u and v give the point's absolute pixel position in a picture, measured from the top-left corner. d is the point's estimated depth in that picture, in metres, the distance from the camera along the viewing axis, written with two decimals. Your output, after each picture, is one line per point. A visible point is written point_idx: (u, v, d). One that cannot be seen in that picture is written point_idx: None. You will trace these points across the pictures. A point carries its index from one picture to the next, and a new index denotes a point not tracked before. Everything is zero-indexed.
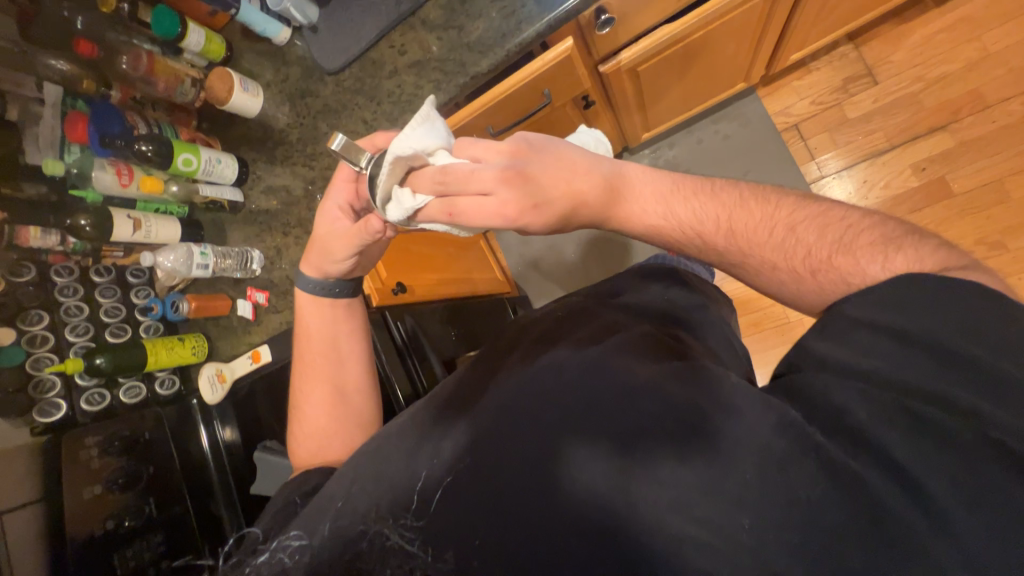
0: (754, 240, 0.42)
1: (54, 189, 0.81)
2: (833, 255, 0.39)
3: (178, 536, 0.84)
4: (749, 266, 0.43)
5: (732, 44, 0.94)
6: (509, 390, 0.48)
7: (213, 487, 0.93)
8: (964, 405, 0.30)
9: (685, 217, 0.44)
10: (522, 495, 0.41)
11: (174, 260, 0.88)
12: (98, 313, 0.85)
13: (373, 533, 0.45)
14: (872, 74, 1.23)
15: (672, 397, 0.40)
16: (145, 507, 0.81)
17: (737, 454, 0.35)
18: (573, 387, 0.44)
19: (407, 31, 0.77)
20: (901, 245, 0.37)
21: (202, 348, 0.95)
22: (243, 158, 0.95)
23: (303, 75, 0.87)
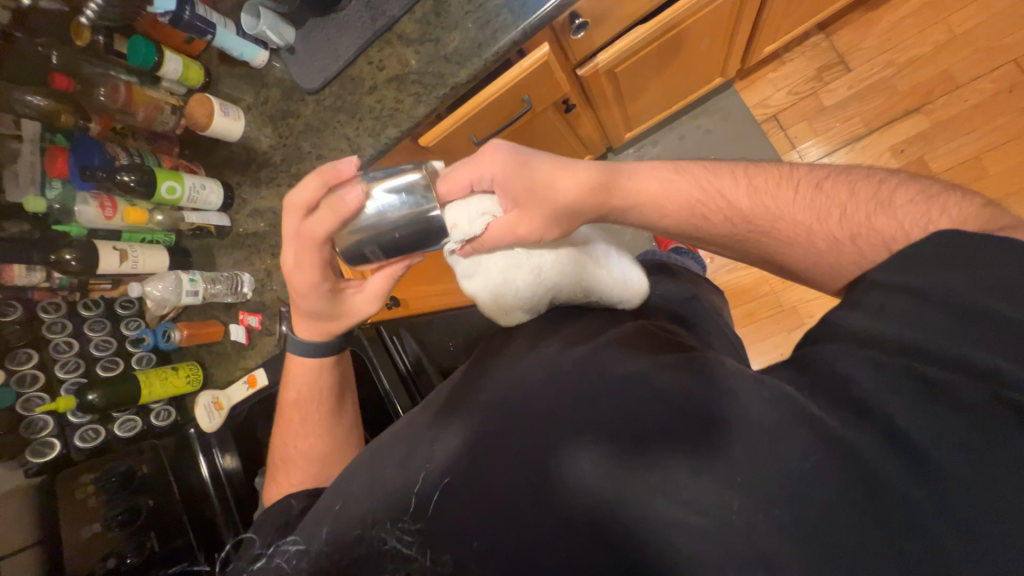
0: (781, 198, 0.44)
1: (38, 225, 0.81)
2: (872, 215, 0.39)
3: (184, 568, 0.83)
4: (780, 227, 0.44)
5: (706, 41, 0.96)
6: (505, 386, 0.48)
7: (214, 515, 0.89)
8: (981, 365, 0.30)
9: (695, 185, 0.49)
10: (514, 493, 0.41)
11: (162, 288, 0.87)
12: (87, 347, 0.84)
13: (371, 536, 0.45)
14: (844, 61, 1.26)
15: (662, 382, 0.40)
16: (147, 542, 0.79)
17: (730, 434, 0.36)
18: (568, 379, 0.44)
19: (384, 47, 0.77)
20: (925, 206, 0.37)
21: (196, 376, 0.94)
22: (227, 182, 0.94)
23: (284, 95, 0.86)
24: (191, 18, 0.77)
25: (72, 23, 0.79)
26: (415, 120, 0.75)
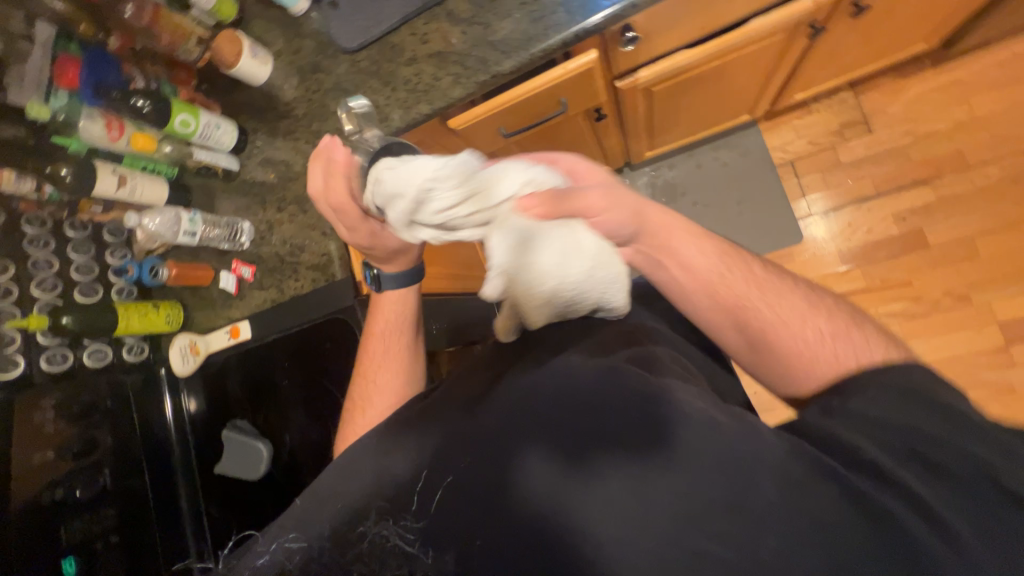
0: (788, 279, 0.52)
1: (33, 133, 0.75)
2: (858, 322, 0.47)
3: (134, 517, 0.83)
4: (791, 301, 0.49)
5: (744, 76, 0.97)
6: (518, 388, 0.47)
7: (172, 458, 0.92)
8: (977, 452, 0.34)
9: (723, 246, 0.55)
10: (508, 486, 0.41)
11: (159, 223, 0.82)
12: (68, 269, 0.82)
13: (374, 534, 0.42)
14: (866, 122, 1.29)
15: (635, 380, 0.45)
16: (99, 478, 0.79)
17: (752, 467, 0.37)
18: (558, 377, 0.47)
19: (432, 21, 0.75)
20: (892, 336, 0.46)
21: (176, 317, 0.92)
22: (243, 126, 0.90)
23: (317, 51, 0.84)
24: None
25: None
26: (450, 101, 0.73)
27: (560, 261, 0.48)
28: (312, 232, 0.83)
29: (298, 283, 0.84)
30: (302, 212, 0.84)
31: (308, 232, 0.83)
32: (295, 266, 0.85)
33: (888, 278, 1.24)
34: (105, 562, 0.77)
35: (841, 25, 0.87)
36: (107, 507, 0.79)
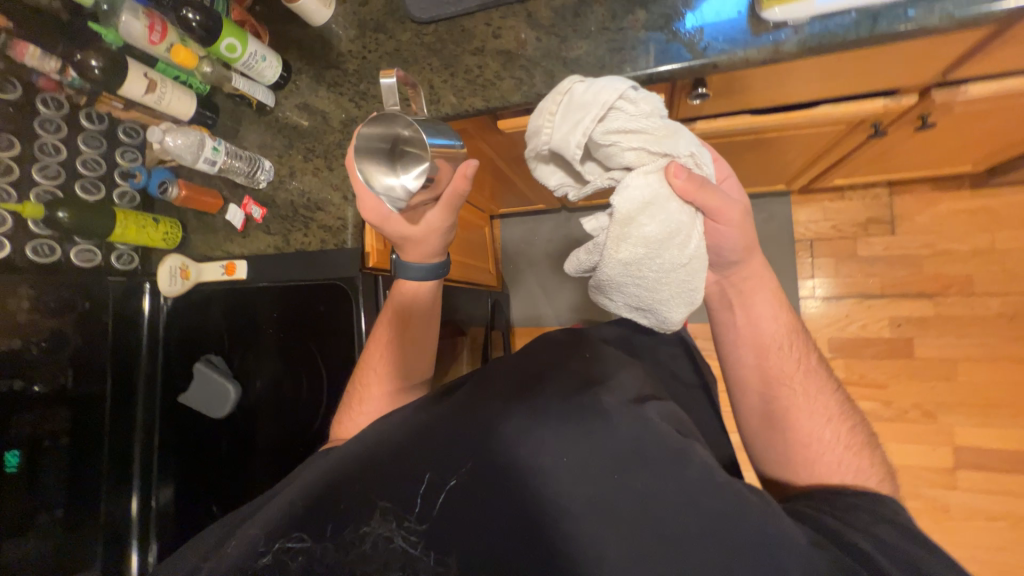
0: (827, 384, 0.67)
1: (67, 7, 0.73)
2: (856, 446, 0.62)
3: (87, 420, 0.83)
4: (818, 402, 0.65)
5: (795, 151, 0.96)
6: (542, 424, 0.54)
7: (137, 370, 0.91)
8: None
9: (797, 333, 0.69)
10: (507, 493, 0.52)
11: (181, 143, 0.79)
12: (75, 160, 0.81)
13: (377, 537, 0.49)
14: (892, 223, 1.29)
15: (621, 424, 0.54)
16: (61, 378, 0.79)
17: (730, 539, 0.47)
18: (556, 413, 0.55)
19: (509, 16, 0.71)
20: (875, 463, 0.62)
21: (174, 238, 0.88)
22: (289, 64, 0.86)
23: (384, 10, 0.80)
24: None
25: None
26: (505, 104, 0.71)
27: (676, 244, 0.59)
28: (333, 196, 0.80)
29: (306, 240, 0.81)
30: (327, 171, 0.82)
31: (328, 191, 0.81)
32: (304, 218, 0.82)
33: (865, 376, 1.28)
34: (49, 459, 0.77)
35: (902, 133, 0.85)
36: (62, 406, 0.79)
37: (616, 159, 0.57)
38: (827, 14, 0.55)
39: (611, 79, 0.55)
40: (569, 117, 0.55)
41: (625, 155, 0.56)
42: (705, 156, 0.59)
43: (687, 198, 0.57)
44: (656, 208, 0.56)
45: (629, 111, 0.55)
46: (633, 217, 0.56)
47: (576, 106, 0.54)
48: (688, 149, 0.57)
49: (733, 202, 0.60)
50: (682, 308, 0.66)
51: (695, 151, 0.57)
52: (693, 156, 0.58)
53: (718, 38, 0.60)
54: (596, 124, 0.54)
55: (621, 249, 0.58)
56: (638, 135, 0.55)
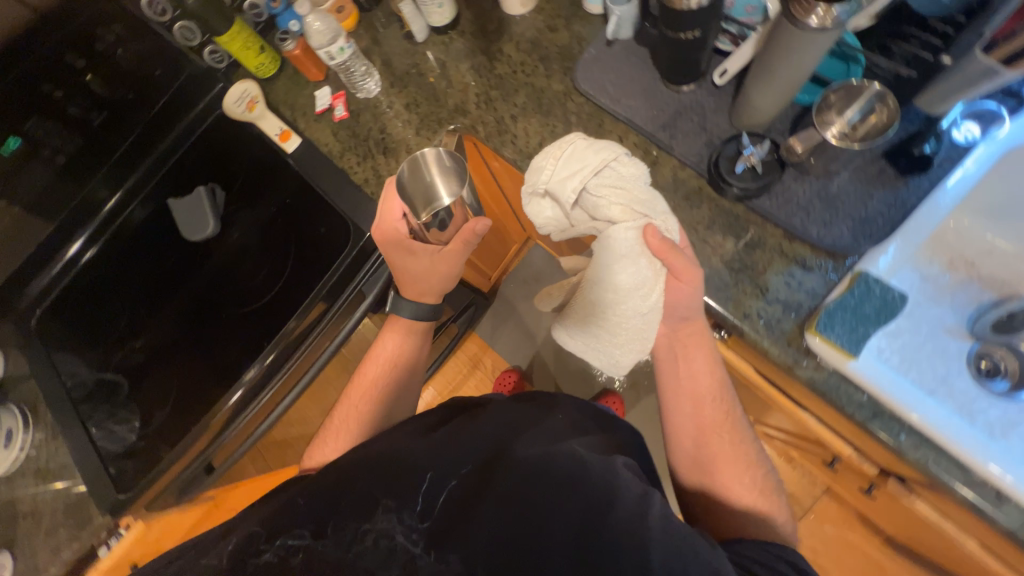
0: (752, 447, 0.60)
1: None
2: (774, 511, 0.56)
3: (89, 157, 0.91)
4: (745, 464, 0.58)
5: (771, 416, 0.99)
6: (517, 469, 0.49)
7: (156, 150, 0.95)
8: None
9: (727, 392, 0.62)
10: (509, 518, 0.45)
11: (319, 28, 0.81)
12: None
13: (377, 533, 0.46)
14: (801, 513, 1.34)
15: (589, 472, 0.48)
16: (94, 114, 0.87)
17: None
18: (532, 441, 0.52)
19: (639, 149, 0.72)
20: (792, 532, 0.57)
21: (265, 71, 0.91)
22: (459, 21, 0.86)
23: (562, 50, 0.80)
24: None
25: None
26: None
27: (639, 294, 0.61)
28: (402, 156, 0.83)
29: (355, 167, 0.84)
30: (414, 131, 0.84)
31: (403, 148, 0.83)
32: (369, 150, 0.85)
33: None
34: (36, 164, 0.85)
35: (851, 473, 0.89)
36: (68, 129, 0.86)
37: (601, 211, 0.60)
38: (849, 377, 0.57)
39: (609, 146, 0.63)
40: (571, 165, 0.62)
41: (610, 208, 0.60)
42: (675, 226, 0.63)
43: (659, 256, 0.59)
44: (628, 260, 0.59)
45: (618, 176, 0.61)
46: (608, 259, 0.61)
47: (577, 157, 0.62)
48: (657, 209, 0.61)
49: (695, 264, 0.62)
50: (638, 354, 0.66)
51: (665, 214, 0.61)
52: (665, 217, 0.61)
53: (763, 316, 0.62)
54: (591, 174, 0.60)
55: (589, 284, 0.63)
56: (625, 193, 0.60)
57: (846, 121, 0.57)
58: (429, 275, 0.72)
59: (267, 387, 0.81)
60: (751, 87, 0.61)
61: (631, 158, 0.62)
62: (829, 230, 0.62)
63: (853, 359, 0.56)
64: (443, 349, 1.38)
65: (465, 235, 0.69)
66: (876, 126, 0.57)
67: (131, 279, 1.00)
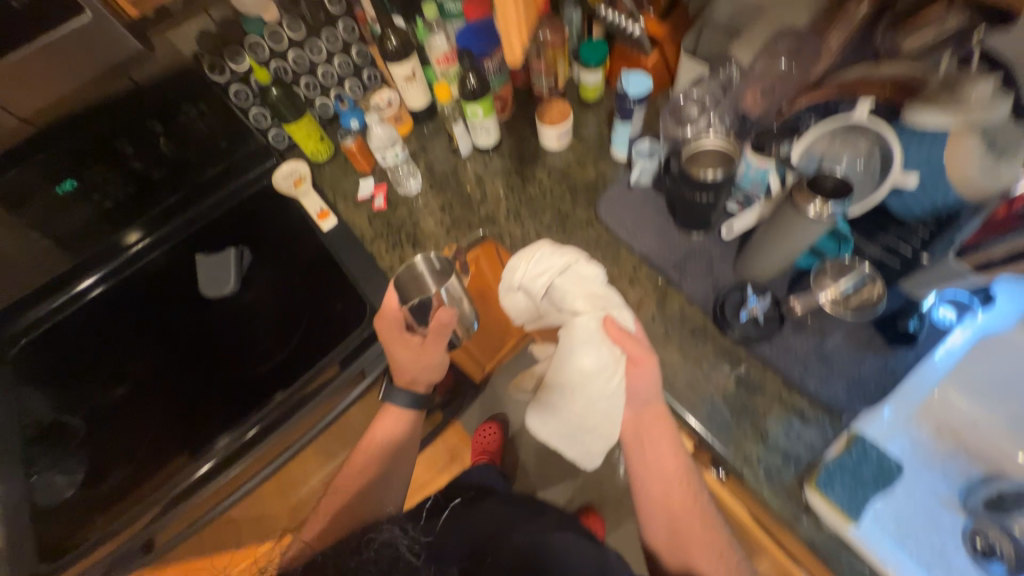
0: (720, 534, 0.62)
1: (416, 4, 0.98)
2: None
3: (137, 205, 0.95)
4: (719, 555, 0.61)
5: None
6: (521, 539, 0.61)
7: (197, 203, 0.99)
8: None
9: (690, 480, 0.64)
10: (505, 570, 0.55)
11: (380, 134, 0.90)
12: (320, 68, 0.97)
13: (382, 541, 0.52)
14: None
15: (566, 552, 0.58)
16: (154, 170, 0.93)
17: None
18: (523, 528, 0.64)
19: (651, 280, 0.78)
20: None
21: (320, 155, 1.01)
22: (501, 145, 0.99)
23: (589, 184, 0.91)
24: (624, 102, 0.80)
25: None
26: None
27: (602, 377, 0.61)
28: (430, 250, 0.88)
29: (384, 253, 0.90)
30: (445, 230, 0.91)
31: (431, 243, 0.90)
32: (400, 239, 0.91)
33: None
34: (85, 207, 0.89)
35: None
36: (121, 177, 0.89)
37: (566, 301, 0.64)
38: (851, 543, 0.56)
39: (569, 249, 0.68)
40: (540, 263, 0.66)
41: (575, 298, 0.63)
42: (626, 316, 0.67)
43: (618, 342, 0.62)
44: (592, 345, 0.61)
45: (579, 273, 0.66)
46: (571, 344, 0.63)
47: (544, 255, 0.66)
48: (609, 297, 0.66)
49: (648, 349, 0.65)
50: (606, 443, 0.64)
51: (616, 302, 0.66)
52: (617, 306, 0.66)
53: (763, 463, 0.63)
54: (557, 272, 0.65)
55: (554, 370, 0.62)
56: (586, 286, 0.65)
57: (836, 291, 0.66)
58: (421, 360, 0.73)
59: (236, 462, 0.76)
60: (754, 252, 0.69)
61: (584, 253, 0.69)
62: (825, 385, 0.65)
63: (853, 525, 0.56)
64: (422, 436, 1.33)
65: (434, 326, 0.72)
66: (863, 304, 0.65)
67: (126, 318, 0.97)
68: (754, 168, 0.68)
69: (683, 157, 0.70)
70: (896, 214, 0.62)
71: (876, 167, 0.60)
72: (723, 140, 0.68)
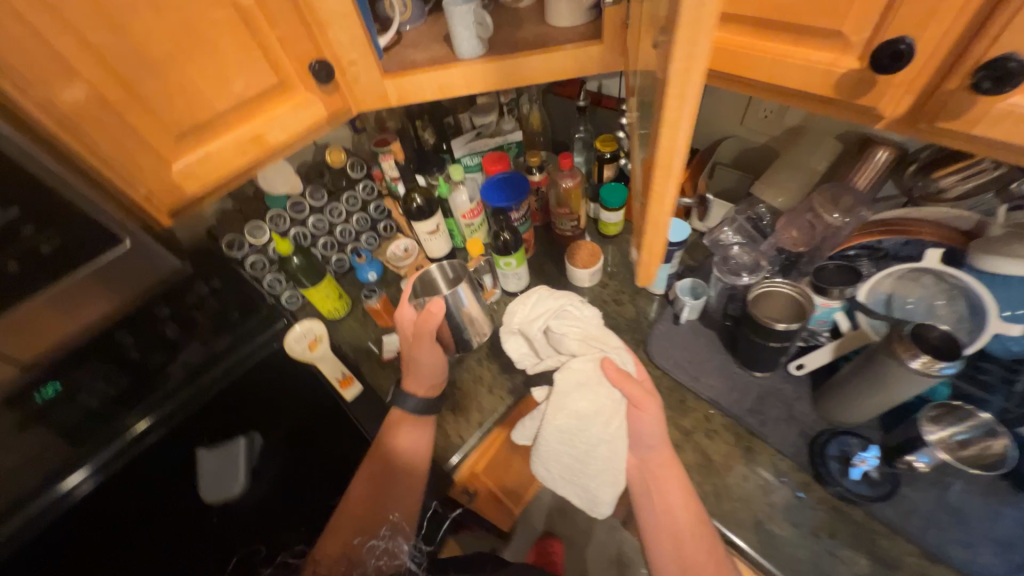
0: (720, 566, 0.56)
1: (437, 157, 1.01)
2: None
3: (94, 419, 0.60)
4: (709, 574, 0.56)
5: None
6: None
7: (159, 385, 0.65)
8: None
9: (693, 516, 0.59)
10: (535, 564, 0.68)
11: None
12: (339, 227, 0.95)
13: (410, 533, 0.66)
14: None
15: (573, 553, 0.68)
16: (126, 357, 0.65)
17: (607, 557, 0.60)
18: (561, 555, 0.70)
19: (728, 430, 0.71)
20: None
21: (338, 312, 0.95)
22: (529, 286, 0.96)
23: (630, 321, 0.87)
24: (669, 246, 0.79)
25: (605, 137, 0.94)
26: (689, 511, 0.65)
27: (599, 422, 0.55)
28: (473, 415, 0.79)
29: None
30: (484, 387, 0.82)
31: (474, 405, 0.80)
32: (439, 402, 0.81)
33: None
34: (46, 425, 0.58)
35: None
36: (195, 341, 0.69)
37: (562, 345, 0.60)
38: None
39: (569, 295, 0.66)
40: (536, 308, 0.65)
41: (569, 341, 0.59)
42: (628, 359, 0.61)
43: (617, 385, 0.56)
44: (586, 388, 0.55)
45: (574, 314, 0.63)
46: (563, 390, 0.55)
47: (540, 302, 0.65)
48: (601, 337, 0.61)
49: (654, 393, 0.58)
50: (611, 492, 0.58)
51: (610, 341, 0.61)
52: (613, 346, 0.61)
53: None
54: (551, 315, 0.63)
55: (546, 414, 0.56)
56: (581, 330, 0.60)
57: (949, 435, 0.58)
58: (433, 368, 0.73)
59: None
60: (838, 397, 0.65)
61: (578, 297, 0.66)
62: (972, 552, 0.56)
63: None
64: None
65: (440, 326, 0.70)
66: (983, 455, 0.57)
67: None
68: (820, 308, 0.66)
69: (749, 300, 0.68)
70: (989, 353, 0.60)
71: (964, 311, 0.58)
72: (789, 284, 0.66)
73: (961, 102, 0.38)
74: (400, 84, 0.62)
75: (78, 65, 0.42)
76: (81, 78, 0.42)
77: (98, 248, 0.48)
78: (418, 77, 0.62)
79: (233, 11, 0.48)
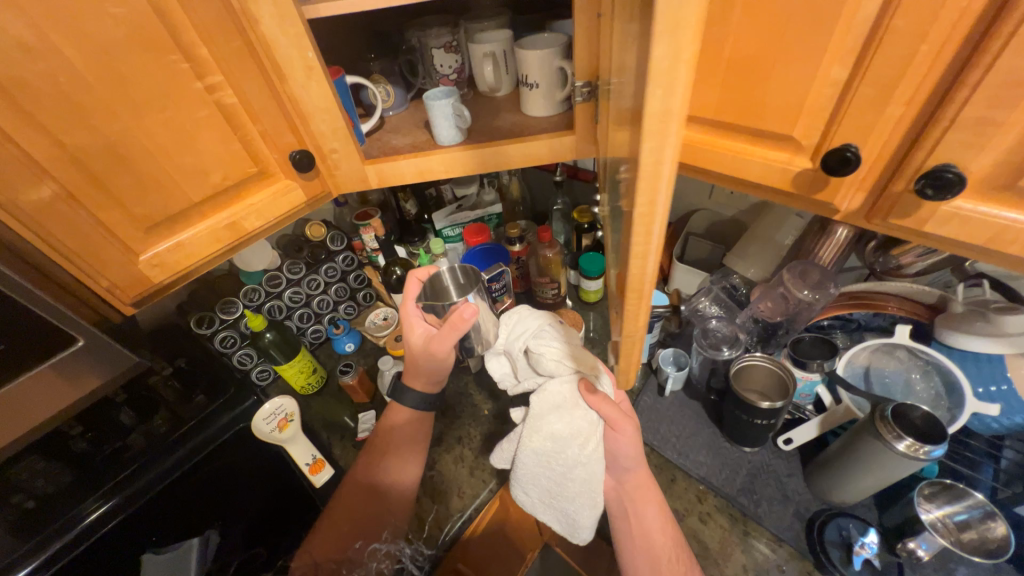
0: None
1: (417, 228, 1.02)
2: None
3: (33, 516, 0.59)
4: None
5: None
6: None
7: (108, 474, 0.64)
8: None
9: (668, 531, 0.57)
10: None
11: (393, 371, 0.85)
12: (316, 298, 0.94)
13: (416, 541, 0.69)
14: None
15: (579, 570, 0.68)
16: (77, 448, 0.62)
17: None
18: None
19: (722, 511, 0.68)
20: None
21: (312, 386, 0.91)
22: None
23: None
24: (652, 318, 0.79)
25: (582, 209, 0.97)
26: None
27: (576, 445, 0.53)
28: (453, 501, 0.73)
29: None
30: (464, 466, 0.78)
31: (455, 489, 0.74)
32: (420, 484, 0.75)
33: None
34: None
35: None
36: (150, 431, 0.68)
37: (541, 366, 0.57)
38: None
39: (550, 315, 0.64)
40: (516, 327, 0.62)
41: (547, 363, 0.56)
42: (606, 382, 0.59)
43: (595, 408, 0.53)
44: (562, 411, 0.53)
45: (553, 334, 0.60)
46: (539, 411, 0.54)
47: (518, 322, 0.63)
48: (580, 355, 0.59)
49: (632, 417, 0.56)
50: (590, 513, 0.55)
51: (589, 360, 0.59)
52: (592, 367, 0.59)
53: None
54: (531, 336, 0.60)
55: (523, 439, 0.54)
56: (563, 350, 0.58)
57: (945, 514, 0.57)
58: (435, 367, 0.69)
59: None
60: (831, 473, 0.62)
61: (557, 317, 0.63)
62: None
63: None
64: None
65: (453, 320, 0.59)
66: (986, 540, 0.55)
67: None
68: (802, 380, 0.66)
69: (731, 374, 0.67)
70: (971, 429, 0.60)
71: (938, 387, 0.60)
72: (771, 358, 0.66)
73: (911, 201, 0.40)
74: (379, 168, 0.63)
75: (50, 168, 0.42)
76: (49, 179, 0.42)
77: (42, 351, 0.47)
78: (398, 162, 0.63)
79: (215, 111, 0.49)
